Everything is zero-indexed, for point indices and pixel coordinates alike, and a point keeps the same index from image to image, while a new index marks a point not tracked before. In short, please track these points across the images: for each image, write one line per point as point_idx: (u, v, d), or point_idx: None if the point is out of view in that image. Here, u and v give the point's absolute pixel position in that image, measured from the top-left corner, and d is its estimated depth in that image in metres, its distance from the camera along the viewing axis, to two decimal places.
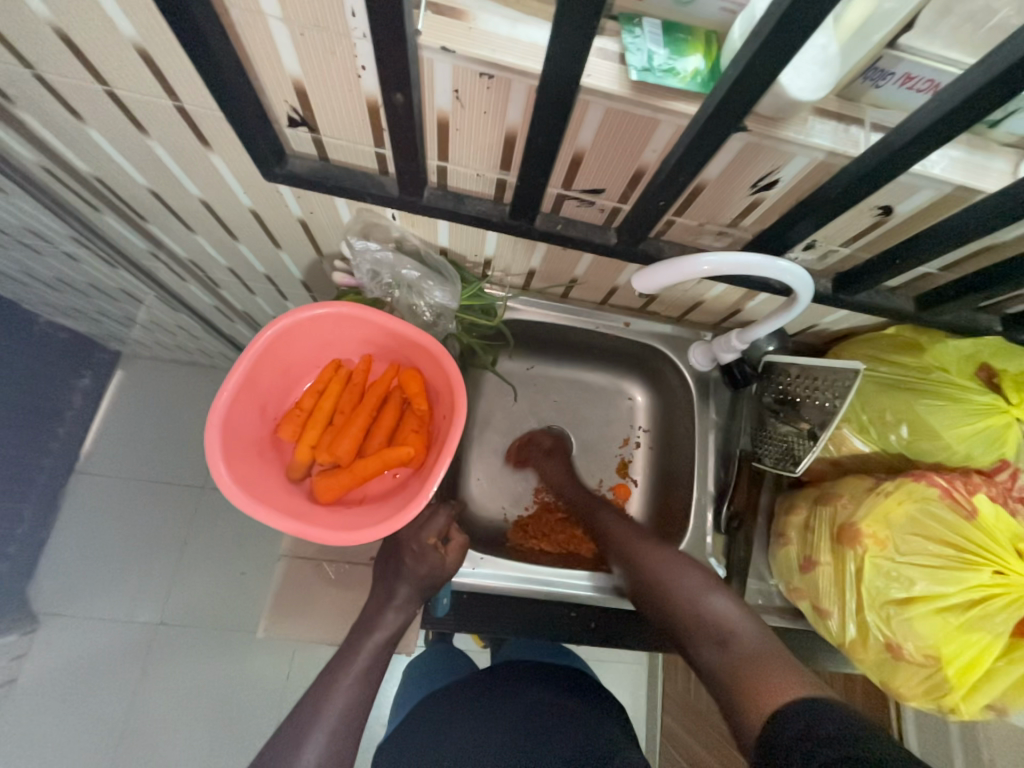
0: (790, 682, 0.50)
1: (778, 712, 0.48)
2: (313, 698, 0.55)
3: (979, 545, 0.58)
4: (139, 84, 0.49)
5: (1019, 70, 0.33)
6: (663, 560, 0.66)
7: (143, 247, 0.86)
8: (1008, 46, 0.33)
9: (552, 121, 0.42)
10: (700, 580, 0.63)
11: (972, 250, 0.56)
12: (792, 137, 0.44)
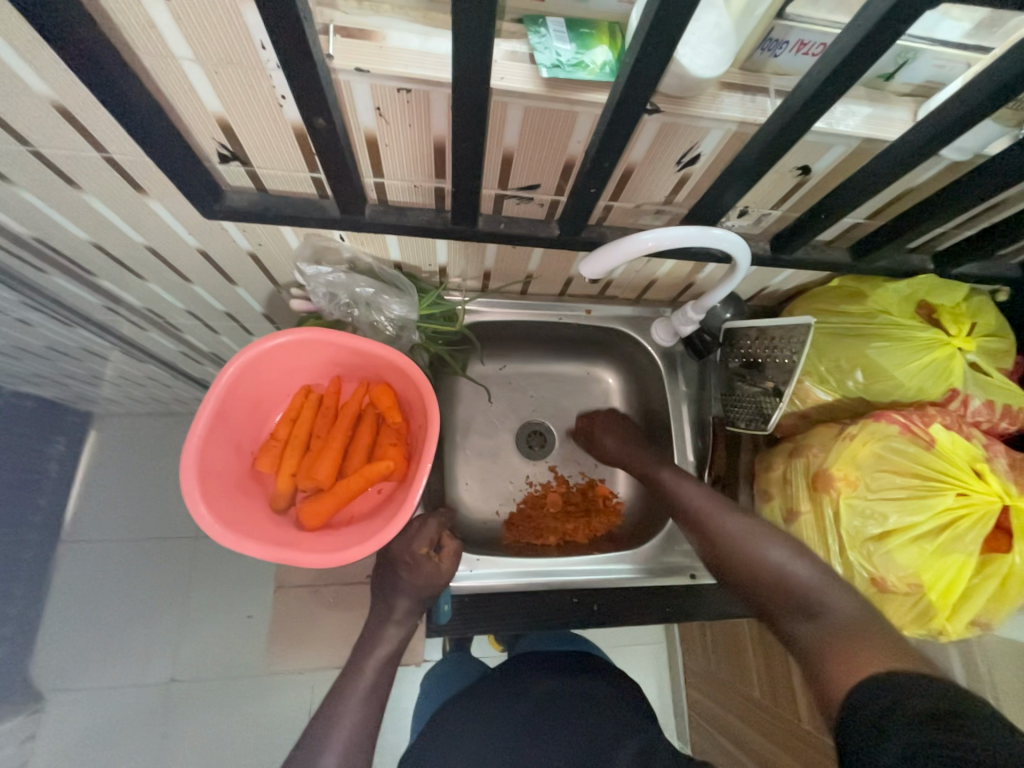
0: (871, 654, 0.49)
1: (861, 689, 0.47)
2: (320, 722, 0.55)
3: (941, 470, 0.61)
4: (64, 141, 0.49)
5: (890, 23, 0.36)
6: (729, 519, 0.68)
7: (97, 303, 0.85)
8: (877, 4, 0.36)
9: (473, 125, 0.43)
10: (779, 545, 0.62)
11: (892, 196, 0.59)
12: (704, 113, 0.46)
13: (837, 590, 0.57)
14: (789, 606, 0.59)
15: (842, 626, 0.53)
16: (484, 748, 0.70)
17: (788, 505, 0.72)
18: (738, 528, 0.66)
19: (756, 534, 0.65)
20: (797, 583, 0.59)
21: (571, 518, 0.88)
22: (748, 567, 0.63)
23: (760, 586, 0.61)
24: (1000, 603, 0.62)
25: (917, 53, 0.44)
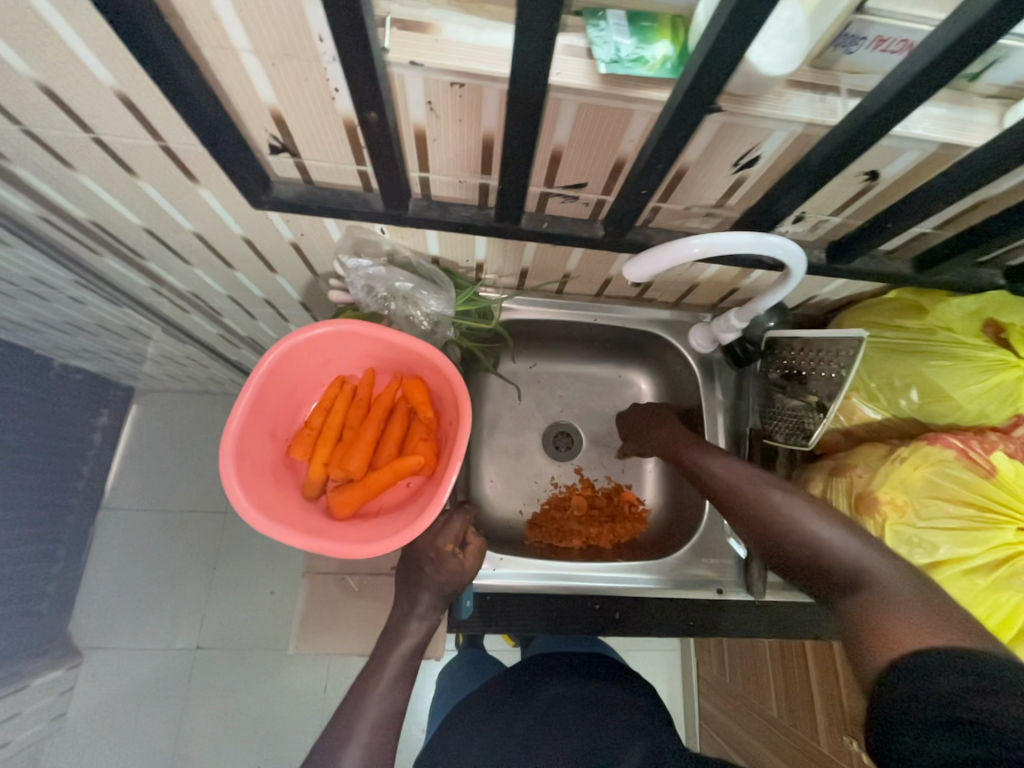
0: (918, 627, 0.46)
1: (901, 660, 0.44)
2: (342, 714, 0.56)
3: (999, 502, 0.58)
4: (124, 129, 0.50)
5: (991, 19, 0.33)
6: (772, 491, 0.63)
7: (145, 285, 0.88)
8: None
9: (525, 122, 0.42)
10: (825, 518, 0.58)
11: (966, 205, 0.55)
12: (769, 114, 0.44)
13: (886, 565, 0.52)
14: (815, 570, 0.57)
15: (890, 600, 0.49)
16: (497, 751, 0.70)
17: None
18: (790, 504, 0.61)
19: (806, 510, 0.60)
20: (845, 562, 0.54)
21: (594, 524, 0.86)
22: (797, 543, 0.58)
23: (807, 563, 0.57)
24: None
25: (1008, 51, 0.40)
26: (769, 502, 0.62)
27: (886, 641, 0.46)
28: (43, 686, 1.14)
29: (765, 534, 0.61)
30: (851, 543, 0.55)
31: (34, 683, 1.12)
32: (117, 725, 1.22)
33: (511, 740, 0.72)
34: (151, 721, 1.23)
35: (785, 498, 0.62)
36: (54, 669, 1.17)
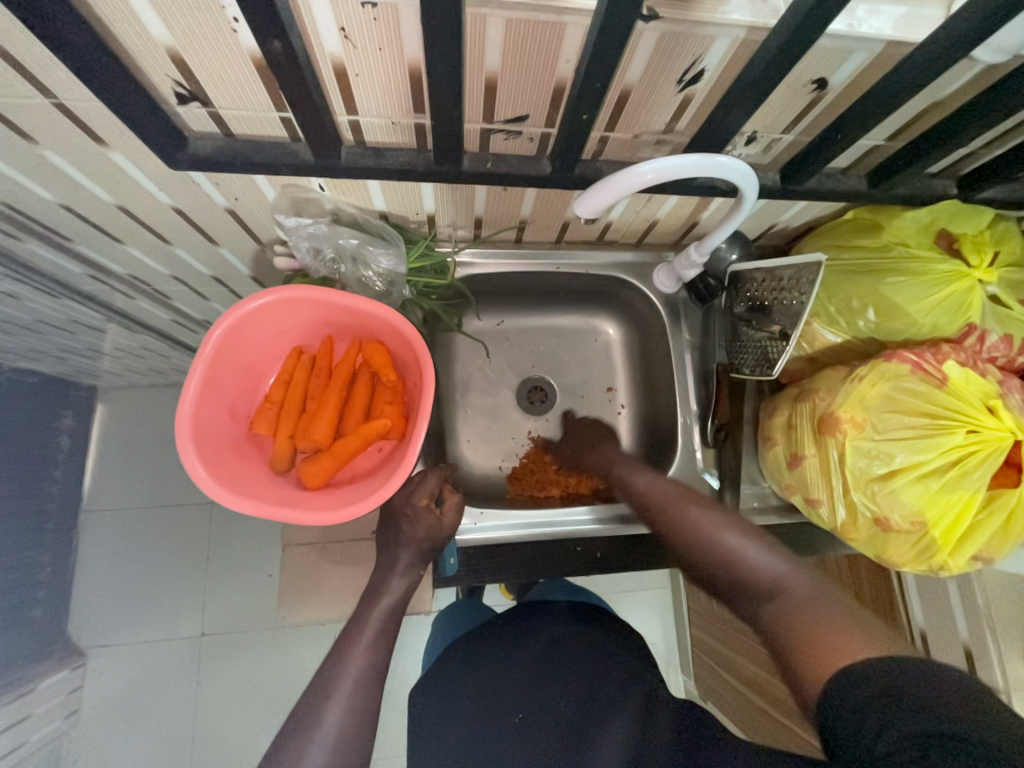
0: (836, 634, 0.45)
1: (831, 671, 0.42)
2: (329, 666, 0.58)
3: (950, 408, 0.59)
4: (8, 86, 0.45)
5: None
6: (684, 508, 0.66)
7: (80, 272, 0.82)
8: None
9: (446, 44, 0.38)
10: (738, 534, 0.60)
11: (916, 111, 0.54)
12: (709, 17, 0.41)
13: (799, 577, 0.53)
14: (747, 593, 0.55)
15: (804, 607, 0.49)
16: (503, 680, 0.75)
17: (792, 449, 0.71)
18: (711, 523, 0.63)
19: (726, 529, 0.61)
20: (763, 578, 0.55)
21: (571, 473, 0.87)
22: (721, 567, 0.58)
23: (732, 581, 0.57)
24: (1005, 538, 0.61)
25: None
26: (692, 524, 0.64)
27: (813, 654, 0.44)
28: (52, 687, 1.15)
29: (691, 550, 0.62)
30: (768, 560, 0.56)
31: (41, 685, 1.13)
32: (130, 717, 1.25)
33: (516, 667, 0.77)
34: (166, 709, 1.26)
35: (705, 519, 0.64)
36: (59, 670, 1.18)
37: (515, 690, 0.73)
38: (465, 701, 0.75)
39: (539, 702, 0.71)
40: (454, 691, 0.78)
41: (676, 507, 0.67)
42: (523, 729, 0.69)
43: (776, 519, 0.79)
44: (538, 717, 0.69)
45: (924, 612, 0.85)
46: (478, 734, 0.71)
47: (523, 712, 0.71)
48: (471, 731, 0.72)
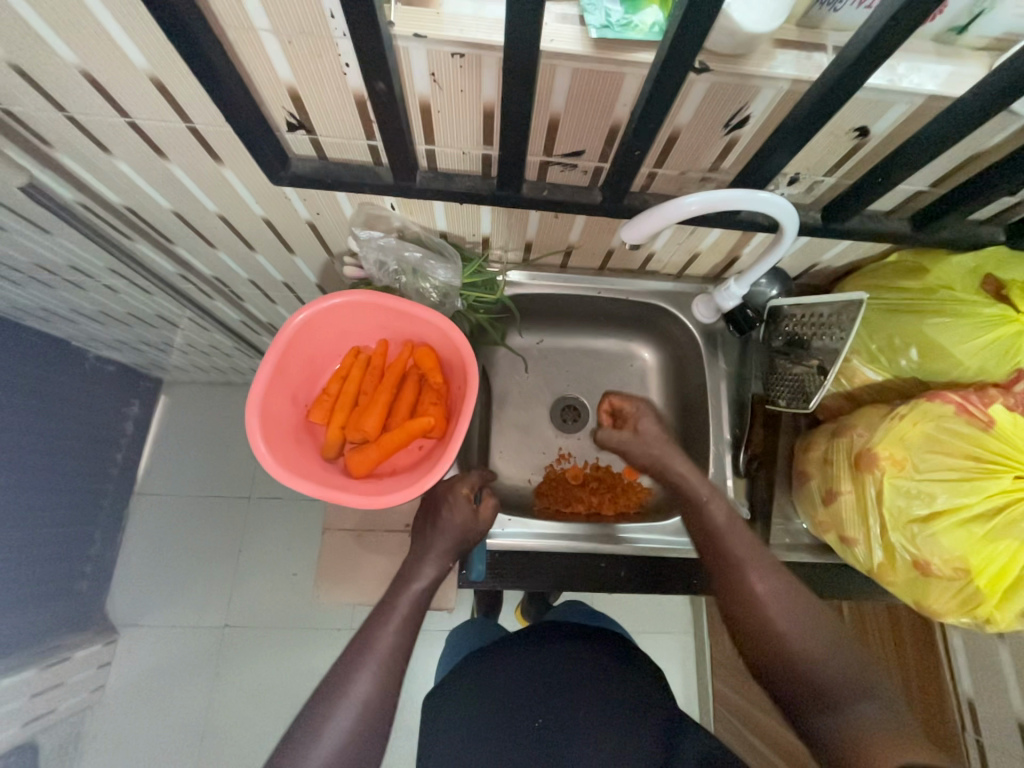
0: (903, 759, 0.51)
1: None
2: (354, 644, 0.60)
3: (996, 452, 0.58)
4: (156, 113, 0.55)
5: None
6: (761, 577, 0.65)
7: (173, 271, 0.93)
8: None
9: (520, 89, 0.45)
10: (810, 619, 0.62)
11: (960, 160, 0.56)
12: (757, 71, 0.46)
13: (863, 690, 0.57)
14: (801, 680, 0.59)
15: (871, 724, 0.54)
16: (526, 684, 0.77)
17: (827, 485, 0.70)
18: (785, 608, 0.63)
19: (796, 612, 0.62)
20: (827, 679, 0.58)
21: (595, 493, 0.88)
22: (784, 657, 0.60)
23: (789, 666, 0.60)
24: None
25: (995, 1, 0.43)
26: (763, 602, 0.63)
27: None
28: (85, 659, 1.22)
29: (760, 623, 0.62)
30: (837, 661, 0.59)
31: (76, 655, 1.20)
32: (151, 699, 1.30)
33: (541, 674, 0.78)
34: (184, 695, 1.30)
35: (777, 596, 0.63)
36: (93, 643, 1.25)
37: (539, 696, 0.76)
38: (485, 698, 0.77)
39: (563, 714, 0.74)
40: (469, 687, 0.78)
41: (747, 572, 0.66)
42: (544, 737, 0.72)
43: (808, 558, 0.78)
44: (559, 727, 0.73)
45: (971, 679, 0.80)
46: (494, 731, 0.74)
47: (544, 719, 0.74)
48: (487, 728, 0.74)
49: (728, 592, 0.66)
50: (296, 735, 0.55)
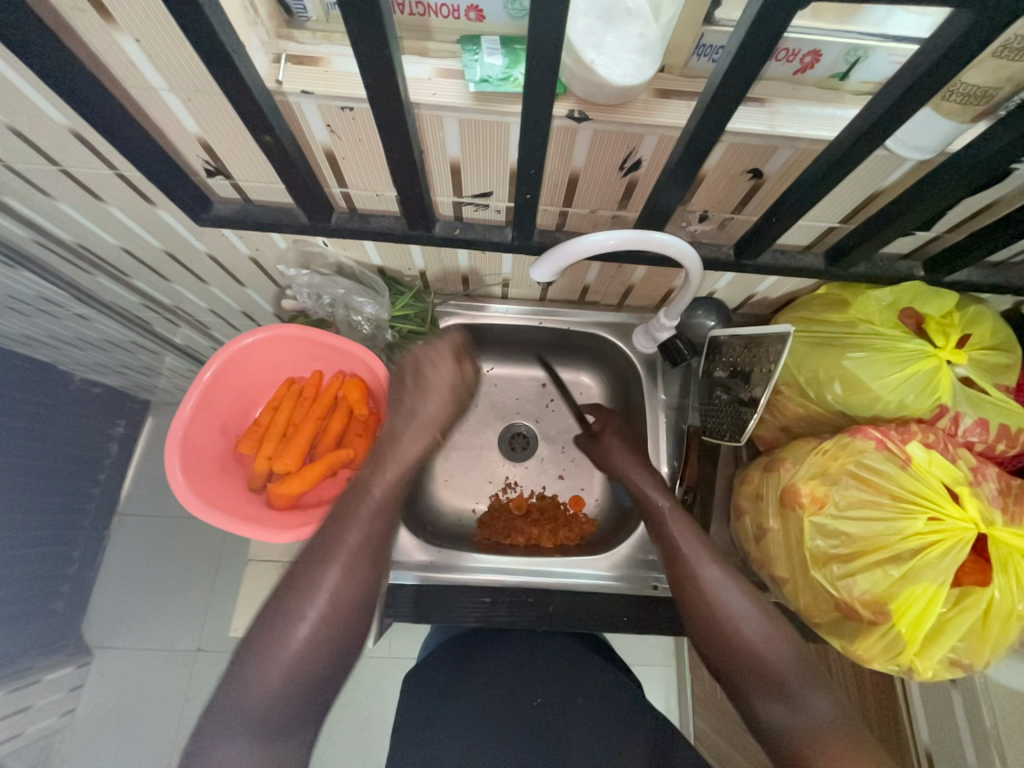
0: None
1: None
2: (301, 573, 0.55)
3: (912, 490, 0.56)
4: (85, 161, 0.58)
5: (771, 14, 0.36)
6: (696, 558, 0.64)
7: (136, 301, 0.97)
8: (755, 4, 0.37)
9: (401, 139, 0.47)
10: (742, 599, 0.60)
11: (861, 199, 0.57)
12: (633, 119, 0.47)
13: (817, 688, 0.54)
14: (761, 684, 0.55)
15: (824, 732, 0.51)
16: (517, 669, 0.77)
17: (758, 521, 0.69)
18: (733, 604, 0.60)
19: (759, 621, 0.59)
20: (777, 672, 0.55)
21: (537, 523, 0.87)
22: (740, 651, 0.57)
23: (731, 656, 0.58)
24: (983, 642, 0.55)
25: (868, 50, 0.44)
26: (708, 598, 0.61)
27: None
28: (56, 681, 1.22)
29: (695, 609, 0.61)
30: (791, 661, 0.56)
31: (46, 678, 1.20)
32: (119, 724, 1.28)
33: (534, 661, 0.78)
34: (154, 720, 1.29)
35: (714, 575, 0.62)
36: (66, 665, 1.25)
37: (534, 677, 0.77)
38: (472, 685, 0.76)
39: (558, 697, 0.74)
40: (452, 678, 0.77)
41: (700, 573, 0.63)
42: (540, 716, 0.73)
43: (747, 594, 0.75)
44: (554, 707, 0.73)
45: (930, 729, 0.75)
46: (485, 715, 0.73)
47: (542, 697, 0.74)
48: (475, 714, 0.73)
49: (680, 589, 0.63)
50: (242, 658, 0.51)
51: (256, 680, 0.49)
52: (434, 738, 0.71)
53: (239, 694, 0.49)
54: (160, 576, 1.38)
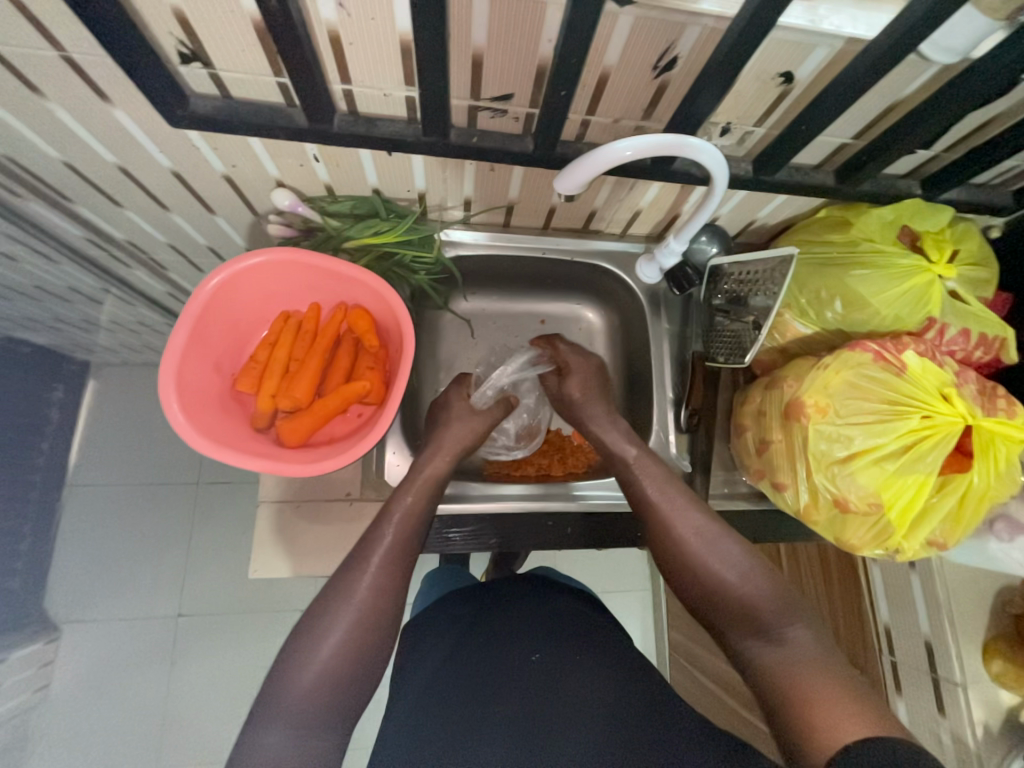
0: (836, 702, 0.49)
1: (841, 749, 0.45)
2: (320, 610, 0.56)
3: (908, 395, 0.61)
4: (18, 35, 0.48)
5: None
6: (664, 494, 0.69)
7: (79, 235, 0.84)
8: None
9: (429, 14, 0.42)
10: (716, 535, 0.65)
11: (878, 110, 0.57)
12: (677, 5, 0.44)
13: (802, 632, 0.57)
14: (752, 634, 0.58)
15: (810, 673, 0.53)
16: (513, 633, 0.73)
17: (760, 435, 0.73)
18: (728, 559, 0.63)
19: (732, 556, 0.63)
20: (761, 611, 0.59)
21: (545, 455, 0.89)
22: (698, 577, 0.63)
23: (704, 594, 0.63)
24: (956, 519, 0.64)
25: None
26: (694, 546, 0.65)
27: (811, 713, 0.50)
28: (22, 660, 1.14)
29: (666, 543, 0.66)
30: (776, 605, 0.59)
31: (12, 656, 1.12)
32: (99, 696, 1.23)
33: (528, 621, 0.75)
34: (139, 689, 1.24)
35: (689, 520, 0.66)
36: (32, 643, 1.17)
37: (531, 636, 0.72)
38: (477, 643, 0.73)
39: (558, 652, 0.70)
40: (439, 643, 0.75)
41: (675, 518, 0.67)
42: (537, 670, 0.68)
43: (744, 504, 0.81)
44: (554, 659, 0.69)
45: (888, 609, 0.85)
46: (481, 675, 0.68)
47: (540, 654, 0.70)
48: (478, 673, 0.69)
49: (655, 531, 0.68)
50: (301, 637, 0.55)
51: (299, 665, 0.53)
52: (442, 696, 0.67)
53: (292, 675, 0.53)
54: (128, 545, 1.30)
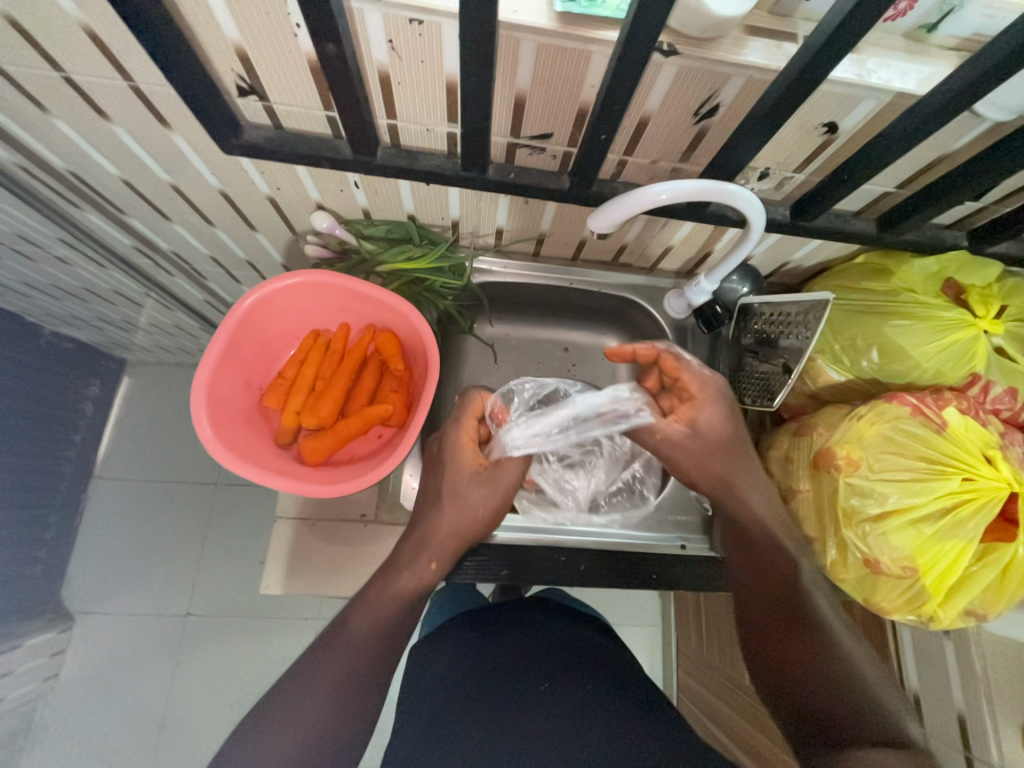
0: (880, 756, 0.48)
1: None
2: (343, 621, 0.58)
3: (948, 454, 0.58)
4: (94, 66, 0.51)
5: None
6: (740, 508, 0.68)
7: (128, 243, 0.88)
8: None
9: (477, 60, 0.43)
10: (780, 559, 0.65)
11: (924, 162, 0.56)
12: (723, 57, 0.45)
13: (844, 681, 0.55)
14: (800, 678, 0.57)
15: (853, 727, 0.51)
16: (519, 658, 0.71)
17: (786, 483, 0.71)
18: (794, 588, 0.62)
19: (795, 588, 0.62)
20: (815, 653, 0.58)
21: None
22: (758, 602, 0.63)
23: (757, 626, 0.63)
24: (997, 591, 0.60)
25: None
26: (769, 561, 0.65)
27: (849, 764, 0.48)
28: (35, 647, 1.16)
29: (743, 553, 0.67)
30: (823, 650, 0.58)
31: (27, 643, 1.14)
32: (104, 689, 1.24)
33: (533, 647, 0.73)
34: (142, 685, 1.25)
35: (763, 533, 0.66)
36: (47, 631, 1.19)
37: (538, 662, 0.70)
38: (482, 667, 0.71)
39: (567, 683, 0.67)
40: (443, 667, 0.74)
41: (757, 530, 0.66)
42: (545, 703, 0.64)
43: None
44: (564, 689, 0.66)
45: (917, 675, 0.80)
46: (487, 703, 0.66)
47: (549, 683, 0.67)
48: (484, 698, 0.66)
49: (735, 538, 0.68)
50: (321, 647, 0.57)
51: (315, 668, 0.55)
52: (446, 722, 0.65)
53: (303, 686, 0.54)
54: (145, 541, 1.32)
